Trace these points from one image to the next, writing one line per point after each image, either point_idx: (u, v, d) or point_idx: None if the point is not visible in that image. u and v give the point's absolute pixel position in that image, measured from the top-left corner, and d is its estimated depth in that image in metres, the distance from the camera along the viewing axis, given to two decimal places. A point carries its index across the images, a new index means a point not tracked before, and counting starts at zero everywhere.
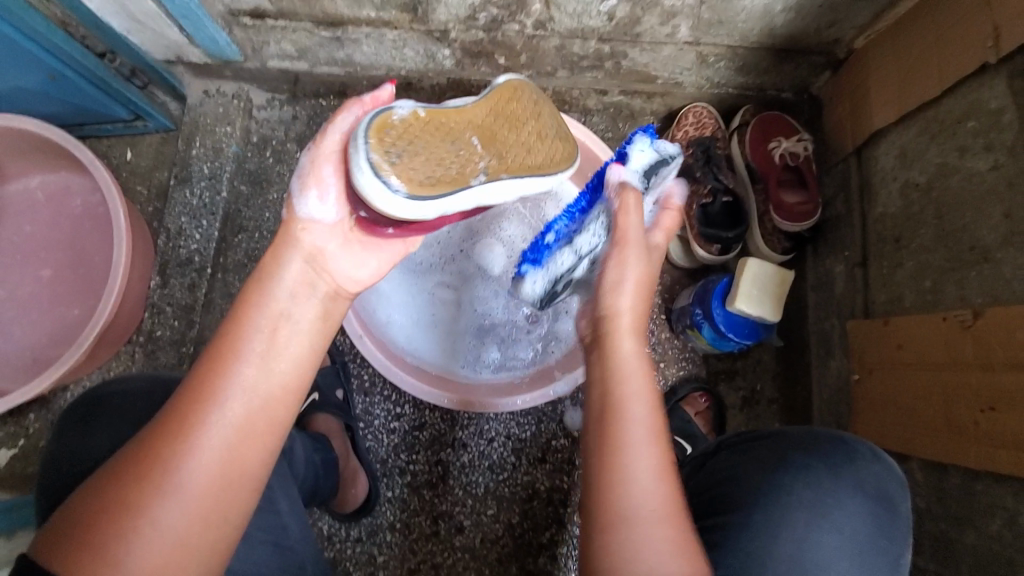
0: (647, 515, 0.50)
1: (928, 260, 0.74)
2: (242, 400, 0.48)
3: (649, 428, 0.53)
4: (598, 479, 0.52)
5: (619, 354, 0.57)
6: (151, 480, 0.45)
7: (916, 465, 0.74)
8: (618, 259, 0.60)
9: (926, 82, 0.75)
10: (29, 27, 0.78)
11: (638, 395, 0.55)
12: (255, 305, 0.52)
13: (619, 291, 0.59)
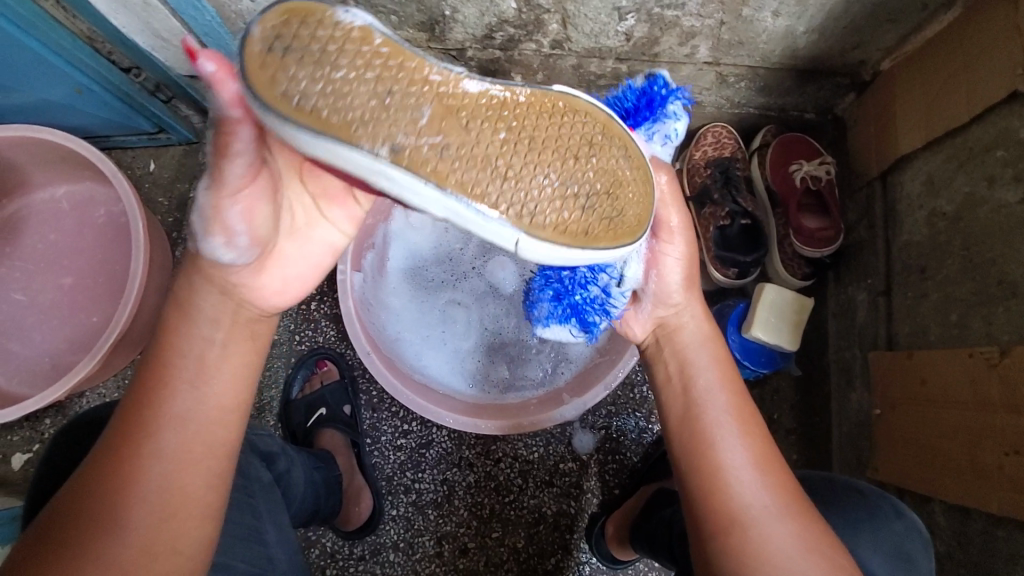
0: (762, 512, 0.49)
1: (955, 293, 0.71)
2: (175, 431, 0.48)
3: (733, 416, 0.54)
4: (705, 486, 0.52)
5: (688, 348, 0.59)
6: (87, 518, 0.44)
7: (939, 508, 0.70)
8: (671, 246, 0.59)
9: (954, 107, 0.72)
10: (55, 43, 0.80)
11: (711, 385, 0.56)
12: (182, 329, 0.51)
13: (670, 279, 0.60)
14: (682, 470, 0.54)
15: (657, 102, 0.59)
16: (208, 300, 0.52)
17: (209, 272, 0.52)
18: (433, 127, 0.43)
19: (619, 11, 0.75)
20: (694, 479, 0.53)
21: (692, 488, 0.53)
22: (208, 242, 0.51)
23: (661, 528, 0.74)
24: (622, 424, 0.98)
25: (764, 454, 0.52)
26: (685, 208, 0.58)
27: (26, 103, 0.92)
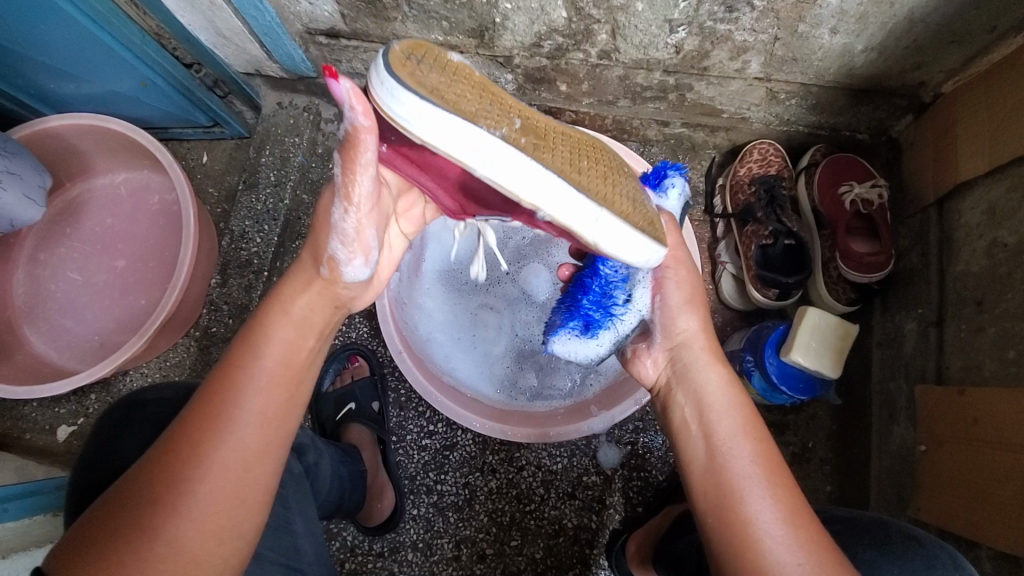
0: (793, 570, 0.46)
1: (1014, 328, 0.67)
2: (256, 422, 0.50)
3: (758, 465, 0.52)
4: (735, 542, 0.49)
5: (708, 394, 0.57)
6: (164, 499, 0.45)
7: (986, 556, 0.66)
8: (676, 277, 0.65)
9: (1022, 133, 0.68)
10: (126, 38, 0.84)
11: (733, 433, 0.54)
12: (270, 330, 0.54)
13: (680, 317, 0.63)
14: (708, 523, 0.51)
15: (664, 173, 0.74)
16: (307, 303, 0.56)
17: (337, 291, 0.59)
18: (525, 126, 0.54)
19: (670, 23, 0.74)
20: (721, 533, 0.50)
21: (720, 541, 0.50)
22: (347, 262, 0.58)
23: (687, 553, 0.72)
24: (649, 440, 0.96)
25: (795, 506, 0.50)
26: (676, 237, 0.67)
27: (95, 92, 0.97)
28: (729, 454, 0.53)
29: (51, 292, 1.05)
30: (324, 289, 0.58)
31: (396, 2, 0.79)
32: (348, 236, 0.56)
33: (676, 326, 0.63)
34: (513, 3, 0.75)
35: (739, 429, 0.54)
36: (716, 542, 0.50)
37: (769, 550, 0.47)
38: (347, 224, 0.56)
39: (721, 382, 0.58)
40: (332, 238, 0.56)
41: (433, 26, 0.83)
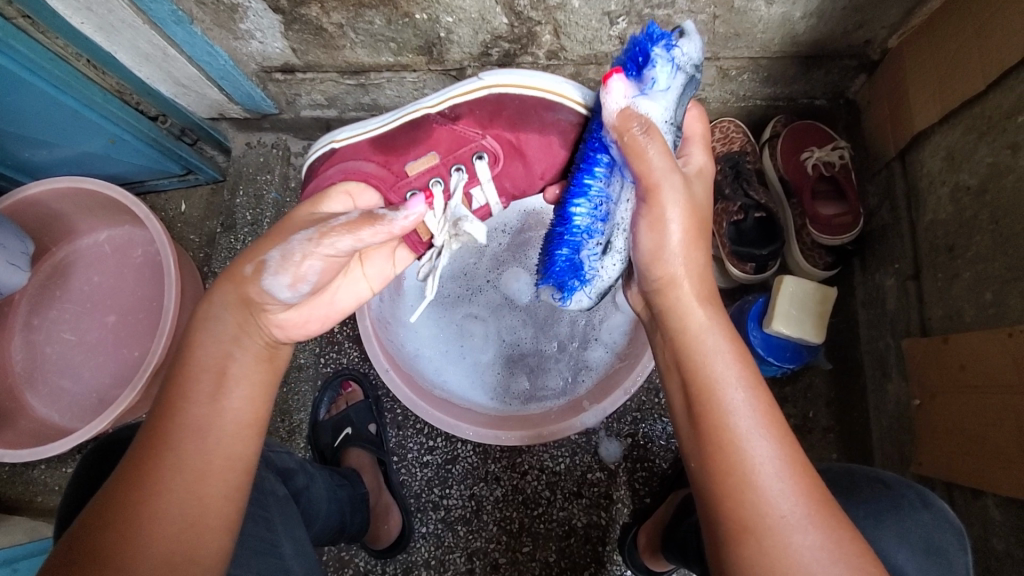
0: (780, 516, 0.45)
1: (988, 270, 0.66)
2: (215, 440, 0.51)
3: (757, 412, 0.48)
4: (715, 488, 0.47)
5: (694, 338, 0.53)
6: (109, 543, 0.45)
7: (992, 501, 0.65)
8: (649, 213, 0.55)
9: (969, 76, 0.69)
10: (87, 98, 0.86)
11: (728, 375, 0.51)
12: (211, 342, 0.54)
13: (666, 227, 0.55)
14: (698, 465, 0.49)
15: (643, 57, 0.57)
16: (228, 317, 0.55)
17: (246, 290, 0.56)
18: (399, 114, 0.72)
19: (609, 15, 0.76)
20: (706, 476, 0.48)
21: (704, 487, 0.48)
22: (275, 278, 0.56)
23: (693, 534, 0.72)
24: (649, 429, 0.96)
25: (791, 452, 0.47)
26: (652, 154, 0.53)
27: (68, 155, 1.00)
28: (722, 395, 0.49)
29: (47, 354, 1.07)
30: (241, 291, 0.55)
31: (342, 30, 0.80)
32: (291, 257, 0.56)
33: (661, 240, 0.55)
34: (454, 16, 0.77)
35: (731, 369, 0.51)
36: (703, 484, 0.49)
37: (757, 493, 0.46)
38: (298, 245, 0.56)
39: (709, 322, 0.54)
40: (273, 248, 0.56)
41: (382, 49, 0.84)
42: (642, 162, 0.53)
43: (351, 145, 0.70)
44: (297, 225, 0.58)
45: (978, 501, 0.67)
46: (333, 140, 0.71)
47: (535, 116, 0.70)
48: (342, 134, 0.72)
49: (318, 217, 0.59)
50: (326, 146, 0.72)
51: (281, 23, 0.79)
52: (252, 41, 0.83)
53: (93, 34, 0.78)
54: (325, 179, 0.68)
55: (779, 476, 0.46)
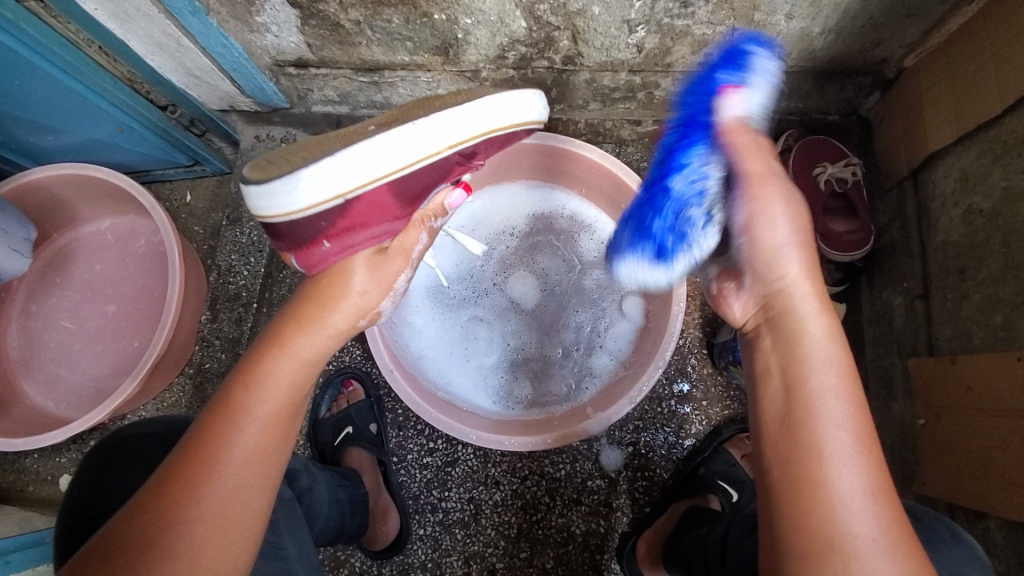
0: (863, 546, 0.42)
1: (999, 293, 0.67)
2: (250, 460, 0.51)
3: (854, 433, 0.45)
4: (800, 501, 0.44)
5: (801, 343, 0.49)
6: (161, 543, 0.46)
7: (995, 524, 0.66)
8: (763, 205, 0.53)
9: (985, 99, 0.69)
10: (98, 86, 0.86)
11: (829, 388, 0.47)
12: (267, 362, 0.54)
13: (775, 226, 0.52)
14: (780, 479, 0.46)
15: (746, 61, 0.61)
16: (310, 342, 0.56)
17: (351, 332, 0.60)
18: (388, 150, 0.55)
19: (628, 23, 0.75)
20: (787, 490, 0.45)
21: (783, 496, 0.45)
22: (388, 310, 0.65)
23: (695, 548, 0.72)
24: (650, 439, 0.95)
25: (880, 480, 0.44)
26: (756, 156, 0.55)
27: (75, 141, 0.99)
28: (818, 407, 0.46)
29: (45, 342, 1.06)
30: (346, 330, 0.60)
31: (359, 27, 0.80)
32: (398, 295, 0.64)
33: (770, 246, 0.52)
34: (473, 18, 0.76)
35: (830, 383, 0.47)
36: (780, 498, 0.46)
37: (841, 518, 0.43)
38: (401, 285, 0.64)
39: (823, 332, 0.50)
40: (345, 304, 0.59)
41: (398, 48, 0.84)
42: (743, 150, 0.55)
43: (362, 203, 0.55)
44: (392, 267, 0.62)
45: (982, 522, 0.67)
46: (340, 195, 0.53)
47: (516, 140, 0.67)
48: (305, 200, 0.53)
49: (385, 257, 0.61)
50: (335, 201, 0.54)
51: (298, 17, 0.78)
52: (268, 34, 0.82)
53: (106, 20, 0.77)
54: (348, 247, 0.58)
55: (867, 505, 0.43)
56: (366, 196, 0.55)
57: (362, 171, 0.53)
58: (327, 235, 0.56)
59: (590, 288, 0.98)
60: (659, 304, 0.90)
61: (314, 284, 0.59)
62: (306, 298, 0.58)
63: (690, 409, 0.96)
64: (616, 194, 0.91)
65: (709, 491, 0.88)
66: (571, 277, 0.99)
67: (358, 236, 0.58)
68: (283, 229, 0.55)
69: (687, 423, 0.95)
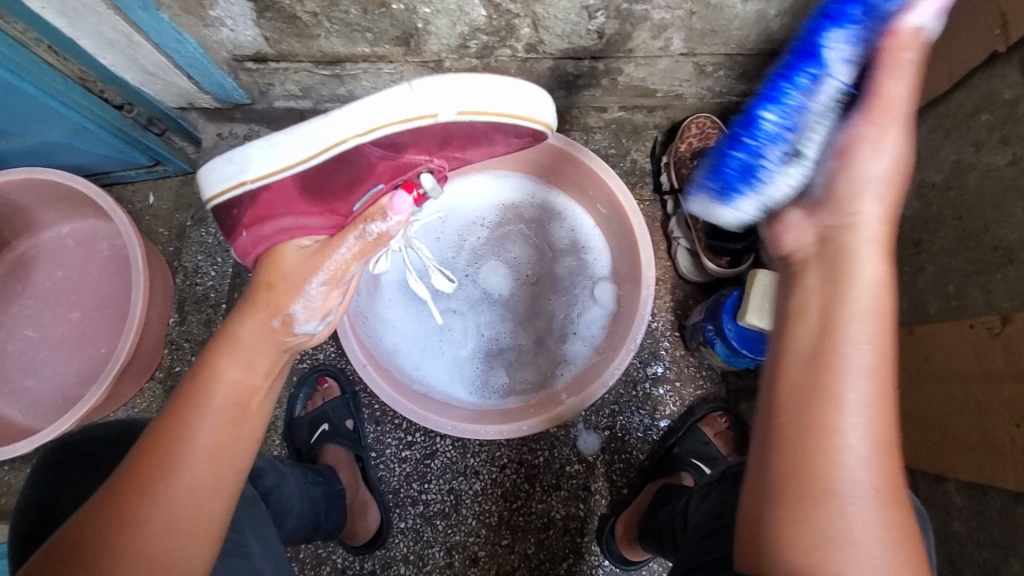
0: (860, 490, 0.42)
1: (951, 264, 0.69)
2: (207, 459, 0.51)
3: (875, 389, 0.43)
4: (807, 444, 0.43)
5: (850, 252, 0.45)
6: (117, 542, 0.46)
7: (954, 487, 0.68)
8: (874, 138, 0.46)
9: (935, 76, 0.71)
10: (48, 85, 0.83)
11: (863, 315, 0.44)
12: (217, 364, 0.55)
13: (880, 156, 0.46)
14: (784, 414, 0.44)
15: None
16: (255, 344, 0.57)
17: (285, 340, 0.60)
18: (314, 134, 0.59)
19: (587, 9, 0.75)
20: (788, 420, 0.44)
21: (794, 438, 0.43)
22: (305, 321, 0.61)
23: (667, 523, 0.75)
24: (626, 421, 0.97)
25: (889, 435, 0.43)
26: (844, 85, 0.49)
27: (30, 146, 0.96)
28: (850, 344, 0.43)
29: (8, 351, 1.03)
30: (271, 339, 0.59)
31: (317, 19, 0.79)
32: (314, 301, 0.61)
33: (868, 166, 0.46)
34: (431, 7, 0.76)
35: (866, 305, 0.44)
36: (782, 423, 0.44)
37: (846, 459, 0.42)
38: (314, 289, 0.61)
39: (876, 277, 0.45)
40: (294, 301, 0.60)
41: (358, 40, 0.83)
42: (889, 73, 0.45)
43: (271, 191, 0.61)
44: (296, 271, 0.61)
45: (942, 486, 0.70)
46: (257, 175, 0.60)
47: (484, 138, 0.64)
48: (251, 171, 0.60)
49: (307, 257, 0.62)
50: (236, 189, 0.61)
51: (253, 10, 0.76)
52: (223, 29, 0.80)
53: (54, 18, 0.75)
54: (262, 238, 0.62)
55: (868, 451, 0.42)
56: (288, 177, 0.60)
57: (262, 161, 0.60)
58: (242, 225, 0.63)
59: (560, 274, 0.99)
60: (629, 289, 0.91)
61: (251, 292, 0.60)
62: (251, 311, 0.58)
63: (664, 390, 0.97)
64: (584, 182, 0.92)
65: (682, 468, 0.90)
66: (543, 264, 0.99)
67: (277, 230, 0.62)
68: (219, 211, 0.64)
69: (662, 405, 0.97)
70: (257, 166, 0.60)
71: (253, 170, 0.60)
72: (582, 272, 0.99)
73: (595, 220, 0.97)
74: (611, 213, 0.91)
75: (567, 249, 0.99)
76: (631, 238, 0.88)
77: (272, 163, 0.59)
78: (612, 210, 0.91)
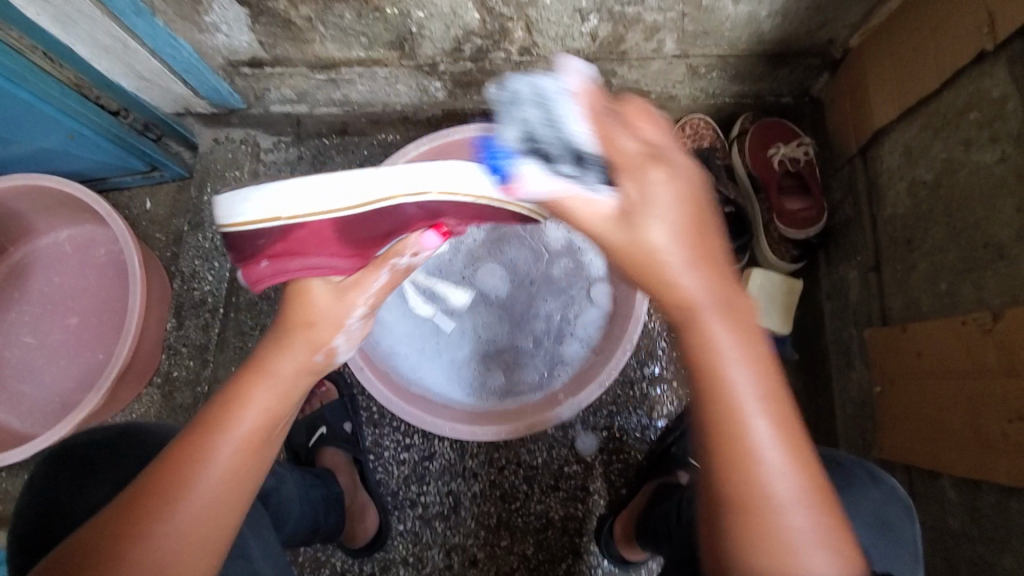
0: (805, 536, 0.43)
1: (942, 261, 0.69)
2: (230, 480, 0.51)
3: (761, 393, 0.45)
4: (737, 497, 0.44)
5: (690, 304, 0.47)
6: (132, 563, 0.46)
7: (948, 483, 0.69)
8: (653, 219, 0.47)
9: (924, 75, 0.71)
10: (45, 92, 0.84)
11: (732, 356, 0.45)
12: (248, 386, 0.55)
13: (657, 227, 0.47)
14: (710, 469, 0.46)
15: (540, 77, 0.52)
16: (293, 370, 0.57)
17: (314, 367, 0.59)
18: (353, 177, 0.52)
19: (580, 12, 0.76)
20: (719, 477, 0.45)
21: (721, 494, 0.45)
22: (344, 350, 0.62)
23: (660, 521, 0.76)
24: (624, 421, 0.97)
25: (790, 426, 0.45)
26: (599, 208, 0.48)
27: (27, 153, 0.96)
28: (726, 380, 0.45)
29: (5, 358, 1.03)
30: (307, 370, 0.58)
31: (312, 24, 0.79)
32: (354, 332, 0.62)
33: (643, 231, 0.47)
34: (425, 11, 0.76)
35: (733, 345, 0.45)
36: (713, 478, 0.46)
37: (770, 489, 0.43)
38: (355, 323, 0.61)
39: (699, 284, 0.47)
40: (337, 336, 0.60)
41: (353, 44, 0.83)
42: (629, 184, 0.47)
43: (306, 230, 0.52)
44: (334, 312, 0.59)
45: (937, 482, 0.71)
46: (273, 212, 0.50)
47: (500, 217, 0.61)
48: (241, 212, 0.51)
49: (346, 287, 0.60)
50: (269, 222, 0.50)
51: (247, 16, 0.77)
52: (218, 34, 0.81)
53: (48, 25, 0.75)
54: (284, 271, 0.54)
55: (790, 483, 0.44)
56: (326, 223, 0.52)
57: (308, 203, 0.50)
58: (263, 254, 0.53)
59: (556, 276, 1.00)
60: (625, 290, 0.92)
61: (286, 325, 0.58)
62: (286, 331, 0.58)
63: (661, 390, 0.97)
64: None
65: (676, 467, 0.88)
66: (540, 266, 1.00)
67: (292, 270, 0.55)
68: (233, 239, 0.53)
69: (659, 405, 0.97)
70: (258, 196, 0.50)
71: (258, 207, 0.50)
72: (579, 273, 0.99)
73: None
74: None
75: (563, 251, 1.00)
76: None
77: (285, 199, 0.50)
78: None
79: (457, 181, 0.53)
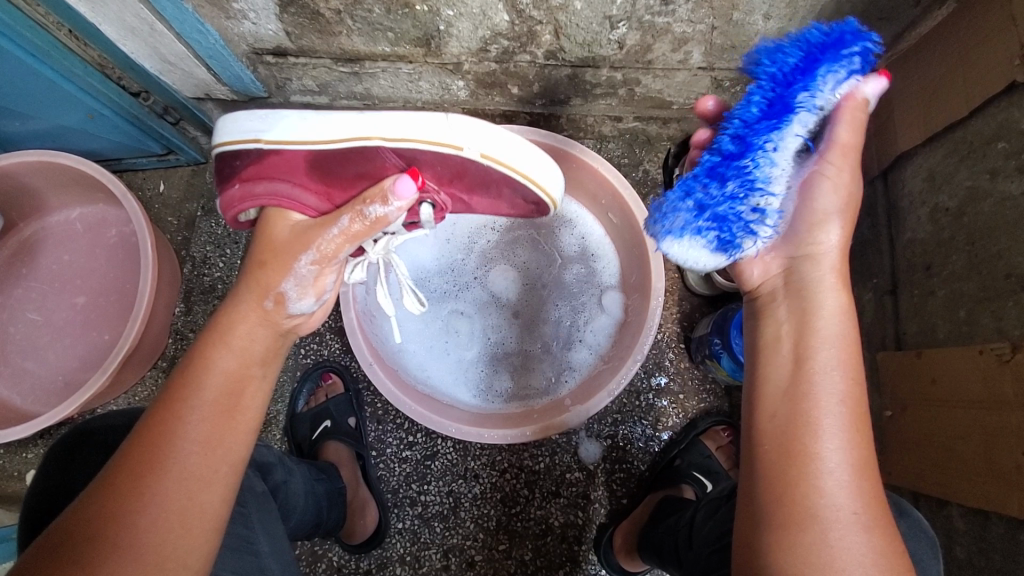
0: (843, 517, 0.47)
1: (962, 289, 0.69)
2: (199, 450, 0.52)
3: (847, 416, 0.50)
4: (790, 473, 0.49)
5: (815, 299, 0.53)
6: (109, 537, 0.47)
7: (956, 511, 0.69)
8: (836, 174, 0.53)
9: (952, 102, 0.71)
10: (67, 71, 0.83)
11: (831, 365, 0.51)
12: (209, 356, 0.56)
13: (827, 196, 0.53)
14: (764, 430, 0.52)
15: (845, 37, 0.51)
16: (257, 338, 0.59)
17: (279, 323, 0.60)
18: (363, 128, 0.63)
19: (610, 19, 0.75)
20: (769, 441, 0.51)
21: (777, 468, 0.50)
22: (297, 299, 0.61)
23: (669, 535, 0.76)
24: (629, 431, 0.97)
25: (867, 462, 0.49)
26: (864, 129, 0.52)
27: (44, 128, 0.96)
28: (822, 376, 0.51)
29: (10, 335, 1.02)
30: (266, 321, 0.59)
31: (339, 17, 0.78)
32: (305, 280, 0.61)
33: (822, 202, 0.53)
34: (454, 10, 0.75)
35: (837, 357, 0.51)
36: (765, 442, 0.51)
37: (824, 479, 0.48)
38: (303, 269, 0.60)
39: (838, 308, 0.53)
40: (285, 279, 0.60)
41: (379, 39, 0.83)
42: (847, 129, 0.51)
43: (281, 156, 0.63)
44: (286, 250, 0.60)
45: (943, 509, 0.71)
46: (267, 139, 0.63)
47: (496, 187, 0.69)
48: (266, 132, 0.63)
49: (297, 233, 0.61)
50: (249, 143, 0.63)
51: (276, 5, 0.75)
52: (244, 22, 0.79)
53: (77, 4, 0.75)
54: (249, 196, 0.62)
55: (850, 485, 0.48)
56: (297, 151, 0.62)
57: (283, 128, 0.62)
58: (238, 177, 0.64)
59: (569, 283, 0.99)
60: (637, 299, 0.91)
61: (247, 267, 0.61)
62: (256, 291, 0.59)
63: (667, 402, 0.97)
64: (598, 190, 0.92)
65: (683, 481, 0.90)
66: (551, 271, 1.00)
67: (266, 195, 0.62)
68: (223, 159, 0.65)
69: (664, 417, 0.97)
70: (274, 121, 0.63)
71: (273, 130, 0.62)
72: (591, 279, 0.99)
73: (606, 229, 0.97)
74: (623, 223, 0.91)
75: (577, 257, 0.99)
76: (642, 246, 0.88)
77: (294, 129, 0.62)
78: (624, 221, 0.91)
79: (431, 127, 0.62)
